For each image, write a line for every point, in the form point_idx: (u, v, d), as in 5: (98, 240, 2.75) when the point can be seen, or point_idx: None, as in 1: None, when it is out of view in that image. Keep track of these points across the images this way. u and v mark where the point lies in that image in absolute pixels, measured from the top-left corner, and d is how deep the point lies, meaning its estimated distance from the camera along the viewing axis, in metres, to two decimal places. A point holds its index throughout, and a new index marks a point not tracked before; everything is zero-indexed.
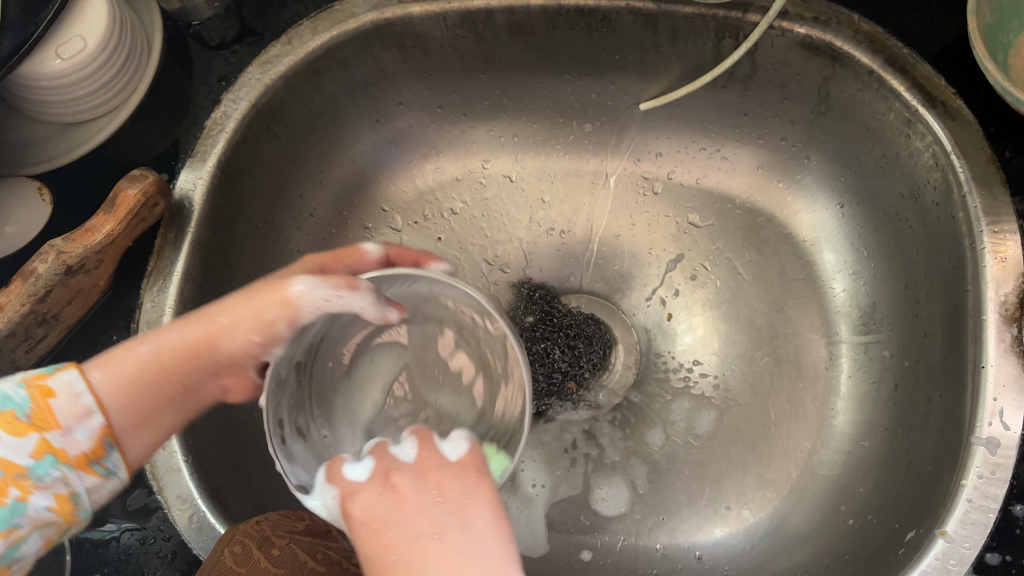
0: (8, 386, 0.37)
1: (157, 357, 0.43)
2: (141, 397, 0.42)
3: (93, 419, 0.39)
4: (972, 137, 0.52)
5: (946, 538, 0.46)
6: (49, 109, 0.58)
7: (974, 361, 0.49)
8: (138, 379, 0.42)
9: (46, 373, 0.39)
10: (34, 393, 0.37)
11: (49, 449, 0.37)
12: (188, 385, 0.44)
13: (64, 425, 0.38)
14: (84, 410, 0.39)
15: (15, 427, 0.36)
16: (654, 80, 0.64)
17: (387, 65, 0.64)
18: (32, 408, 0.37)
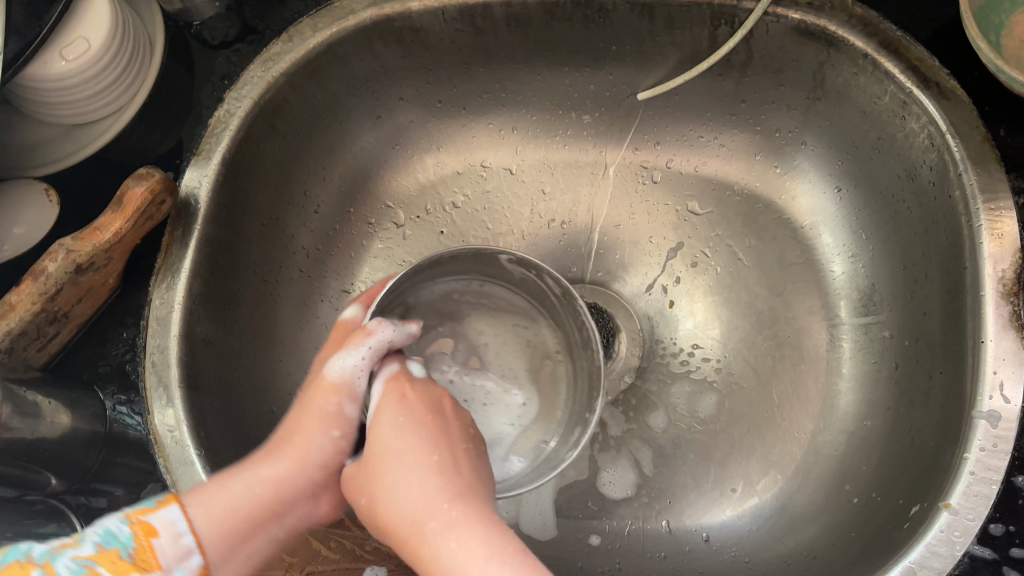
0: (115, 524, 0.37)
1: (251, 495, 0.44)
2: (251, 523, 0.43)
3: (191, 560, 0.39)
4: (967, 117, 0.53)
5: (950, 510, 0.47)
6: (54, 111, 0.59)
7: (974, 336, 0.50)
8: (235, 527, 0.42)
9: (149, 510, 0.39)
10: (138, 531, 0.37)
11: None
12: (285, 515, 0.46)
13: (163, 568, 0.37)
14: (183, 550, 0.38)
15: (124, 568, 0.35)
16: (651, 69, 0.64)
17: (387, 61, 0.65)
18: (138, 547, 0.36)
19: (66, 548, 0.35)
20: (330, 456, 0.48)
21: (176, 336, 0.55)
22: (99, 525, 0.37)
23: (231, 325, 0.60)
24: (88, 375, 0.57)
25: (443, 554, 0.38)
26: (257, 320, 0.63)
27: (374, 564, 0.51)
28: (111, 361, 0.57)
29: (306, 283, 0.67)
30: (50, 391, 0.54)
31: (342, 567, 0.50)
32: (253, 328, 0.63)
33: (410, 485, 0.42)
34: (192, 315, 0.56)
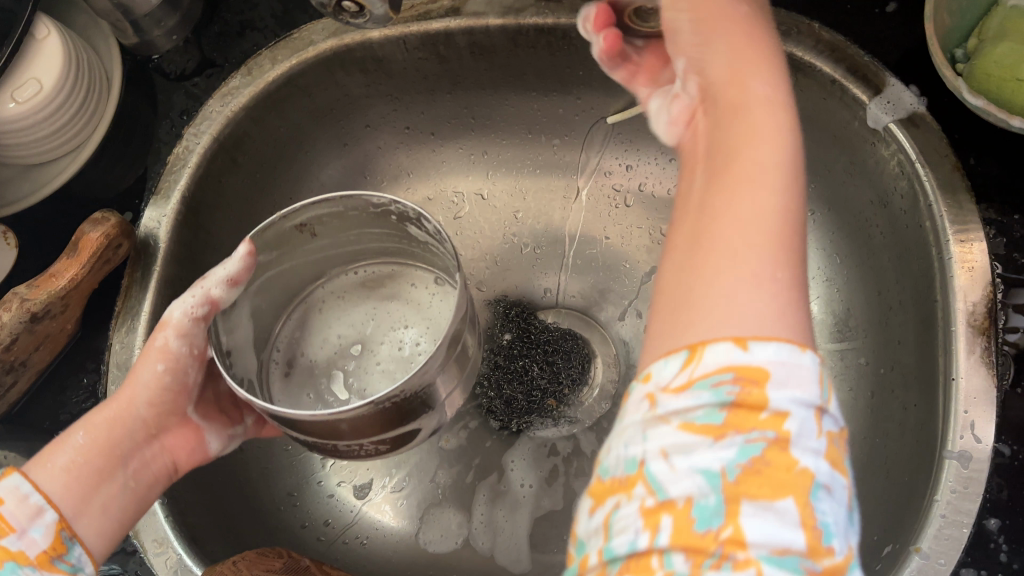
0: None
1: (80, 449, 0.44)
2: (89, 477, 0.43)
3: (44, 517, 0.40)
4: (936, 145, 0.52)
5: (921, 554, 0.46)
6: (11, 152, 0.57)
7: (946, 373, 0.49)
8: (81, 471, 0.43)
9: None
10: None
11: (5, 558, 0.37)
12: (128, 459, 0.46)
13: (19, 528, 0.38)
14: (33, 509, 0.39)
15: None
16: (620, 93, 0.63)
17: (350, 90, 0.63)
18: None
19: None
20: (158, 392, 0.48)
21: None
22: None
23: None
24: (49, 423, 0.56)
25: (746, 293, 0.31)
26: None
27: None
28: (71, 409, 0.56)
29: None
30: None
31: None
32: None
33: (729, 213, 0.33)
34: None
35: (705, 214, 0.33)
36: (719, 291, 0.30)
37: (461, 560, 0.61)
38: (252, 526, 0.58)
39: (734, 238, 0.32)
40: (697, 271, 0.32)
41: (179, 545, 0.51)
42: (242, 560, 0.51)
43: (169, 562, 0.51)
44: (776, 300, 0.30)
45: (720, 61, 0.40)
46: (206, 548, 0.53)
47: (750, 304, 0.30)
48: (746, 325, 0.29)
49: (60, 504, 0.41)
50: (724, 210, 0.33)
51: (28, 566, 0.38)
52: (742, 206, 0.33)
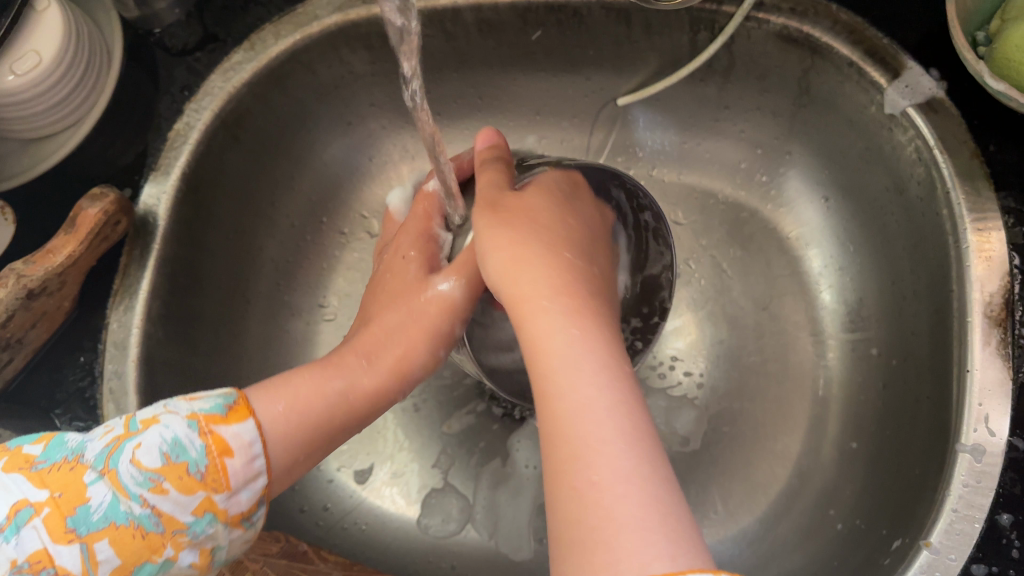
0: (183, 431, 0.39)
1: (336, 394, 0.46)
2: (306, 422, 0.44)
3: (257, 481, 0.41)
4: (955, 130, 0.51)
5: (930, 549, 0.45)
6: (9, 126, 0.56)
7: (960, 364, 0.48)
8: (303, 408, 0.44)
9: (221, 418, 0.40)
10: (209, 444, 0.39)
11: (208, 509, 0.39)
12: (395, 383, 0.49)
13: (231, 489, 0.39)
14: (252, 472, 0.40)
15: (187, 485, 0.38)
16: (631, 74, 0.62)
17: (356, 68, 0.62)
18: (207, 464, 0.39)
19: (122, 449, 0.38)
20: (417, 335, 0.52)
21: (133, 361, 0.53)
22: (167, 426, 0.39)
23: (194, 345, 0.59)
24: (46, 401, 0.55)
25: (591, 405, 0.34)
26: (222, 338, 0.61)
27: None
28: (68, 387, 0.55)
29: (275, 296, 0.66)
30: (4, 420, 0.52)
31: None
32: (218, 347, 0.61)
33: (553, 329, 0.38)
34: (152, 339, 0.55)
35: (563, 398, 0.35)
36: (593, 482, 0.31)
37: (462, 546, 0.60)
38: None
39: (598, 426, 0.33)
40: (582, 458, 0.32)
41: None
42: (238, 544, 0.50)
43: None
44: (629, 477, 0.31)
45: (533, 200, 0.47)
46: None
47: (615, 496, 0.31)
48: (642, 556, 0.29)
49: (277, 456, 0.42)
50: (568, 372, 0.35)
51: (222, 522, 0.39)
52: (594, 389, 0.35)
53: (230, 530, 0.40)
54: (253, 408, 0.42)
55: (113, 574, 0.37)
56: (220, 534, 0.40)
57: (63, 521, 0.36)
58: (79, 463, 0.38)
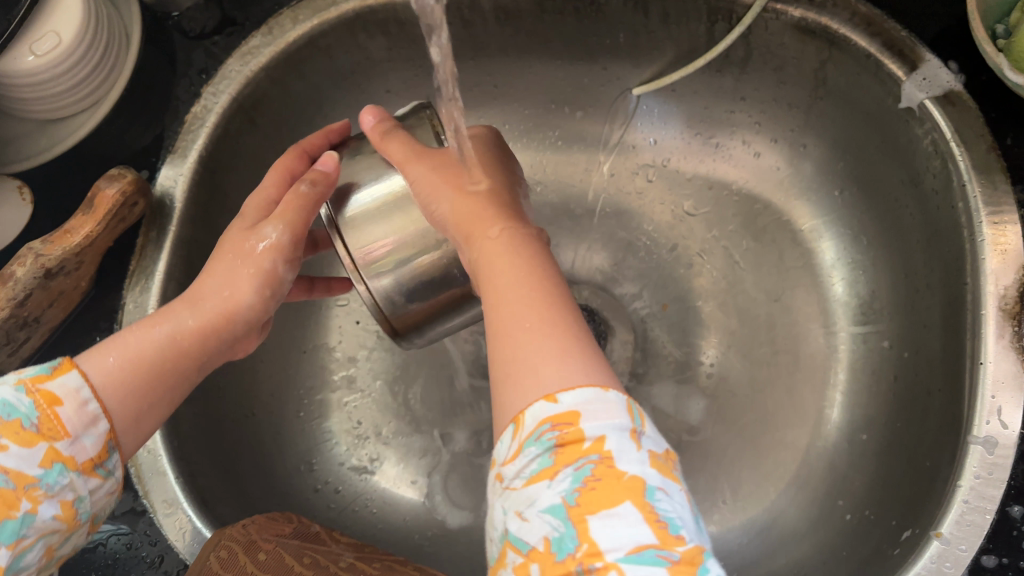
0: (10, 393, 0.39)
1: (148, 346, 0.45)
2: (132, 378, 0.44)
3: (98, 426, 0.41)
4: (972, 124, 0.50)
5: (941, 540, 0.45)
6: (27, 107, 0.56)
7: (973, 356, 0.48)
8: (135, 361, 0.44)
9: (46, 377, 0.41)
10: (39, 400, 0.40)
11: (56, 458, 0.39)
12: (204, 358, 0.48)
13: (72, 434, 0.40)
14: (90, 416, 0.41)
15: (24, 438, 0.39)
16: (647, 64, 0.62)
17: (372, 54, 0.62)
18: (38, 415, 0.39)
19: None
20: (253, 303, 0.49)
21: None
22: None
23: None
24: None
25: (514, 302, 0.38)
26: None
27: None
28: None
29: None
30: None
31: None
32: None
33: (495, 251, 0.42)
34: None
35: (496, 307, 0.39)
36: (530, 364, 0.35)
37: (472, 532, 0.60)
38: (263, 490, 0.57)
39: (533, 324, 0.37)
40: (514, 357, 0.36)
41: (189, 507, 0.51)
42: (252, 524, 0.51)
43: (177, 523, 0.50)
44: (556, 343, 0.36)
45: (421, 172, 0.47)
46: (217, 510, 0.53)
47: (554, 367, 0.35)
48: (567, 381, 0.34)
49: (115, 401, 0.43)
50: (494, 281, 0.40)
51: (75, 469, 0.40)
52: (522, 296, 0.38)
53: (86, 478, 0.41)
54: (82, 368, 0.42)
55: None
56: (77, 484, 0.40)
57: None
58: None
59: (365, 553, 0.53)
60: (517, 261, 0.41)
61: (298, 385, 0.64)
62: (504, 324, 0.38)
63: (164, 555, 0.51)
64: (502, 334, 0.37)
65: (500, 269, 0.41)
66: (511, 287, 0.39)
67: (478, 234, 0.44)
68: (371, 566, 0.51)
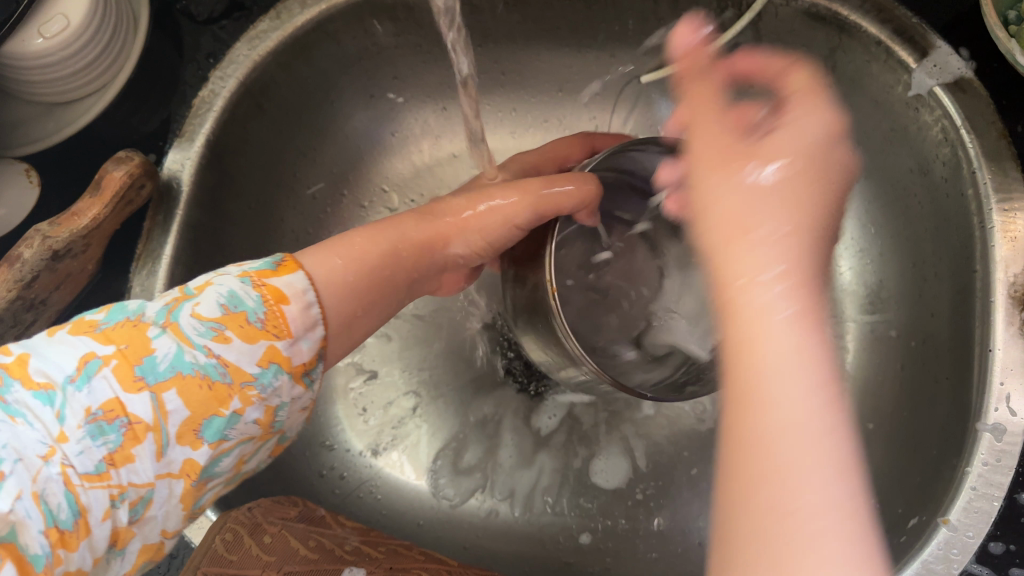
0: (238, 285, 0.39)
1: (389, 246, 0.47)
2: (374, 263, 0.46)
3: (315, 331, 0.41)
4: (983, 111, 0.50)
5: (948, 526, 0.45)
6: (36, 90, 0.56)
7: (982, 344, 0.48)
8: (365, 260, 0.45)
9: (272, 273, 0.41)
10: (265, 295, 0.40)
11: (274, 358, 0.39)
12: (413, 280, 0.50)
13: (294, 335, 0.40)
14: (310, 320, 0.41)
15: (250, 332, 0.38)
16: (655, 51, 0.62)
17: (380, 39, 0.62)
18: (265, 311, 0.39)
19: (182, 306, 0.39)
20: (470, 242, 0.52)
21: None
22: (221, 283, 0.40)
23: None
24: None
25: (755, 289, 0.34)
26: None
27: (351, 565, 0.48)
28: None
29: None
30: None
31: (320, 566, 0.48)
32: None
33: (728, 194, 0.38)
34: None
35: (762, 376, 0.32)
36: (794, 488, 0.29)
37: (476, 518, 0.61)
38: (268, 474, 0.57)
39: (782, 385, 0.31)
40: (767, 400, 0.31)
41: None
42: (258, 507, 0.51)
43: None
44: (815, 460, 0.30)
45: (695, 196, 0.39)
46: (222, 494, 0.53)
47: (808, 494, 0.29)
48: (830, 566, 0.28)
49: (330, 310, 0.43)
50: (757, 339, 0.32)
51: (287, 372, 0.40)
52: (782, 362, 0.32)
53: (294, 383, 0.41)
54: (300, 263, 0.42)
55: (184, 426, 0.37)
56: (285, 387, 0.40)
57: (131, 369, 0.36)
58: (142, 321, 0.38)
59: (370, 537, 0.53)
60: (771, 250, 0.35)
61: None
62: (745, 347, 0.33)
63: (170, 536, 0.52)
64: (746, 363, 0.32)
65: (746, 255, 0.35)
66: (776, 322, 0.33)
67: (737, 239, 0.36)
68: (376, 550, 0.51)
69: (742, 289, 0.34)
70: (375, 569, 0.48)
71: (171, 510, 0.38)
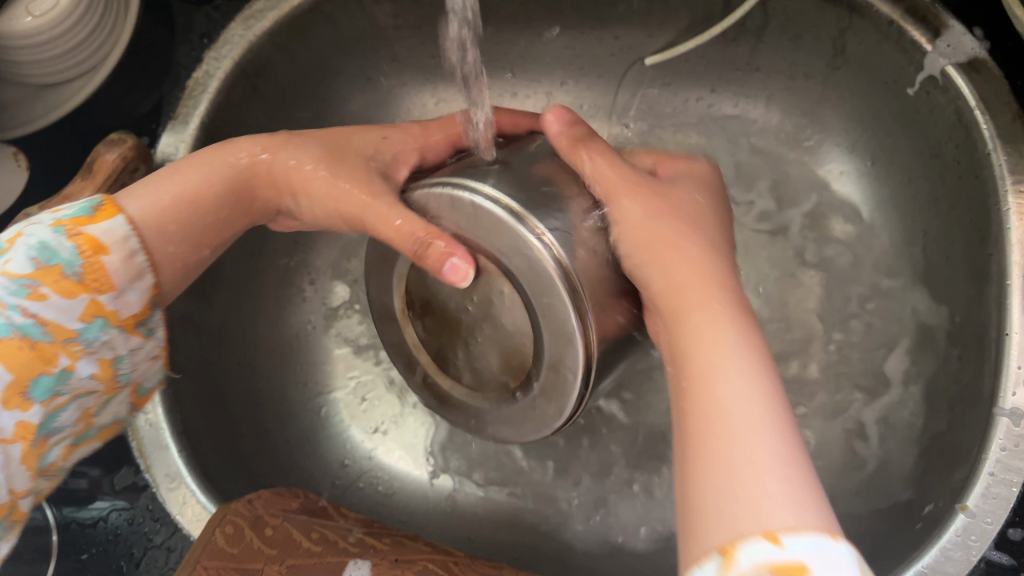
0: (49, 235, 0.40)
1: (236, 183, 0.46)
2: (189, 211, 0.44)
3: (144, 281, 0.43)
4: (998, 91, 0.49)
5: (967, 512, 0.44)
6: (24, 71, 0.53)
7: (999, 327, 0.47)
8: (203, 207, 0.45)
9: (88, 219, 0.41)
10: (81, 245, 0.40)
11: (98, 313, 0.41)
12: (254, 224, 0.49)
13: (118, 288, 0.42)
14: (136, 271, 0.42)
15: (68, 288, 0.40)
16: (660, 32, 0.61)
17: (378, 20, 0.61)
18: (82, 263, 0.40)
19: None
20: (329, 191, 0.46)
21: None
22: (30, 234, 0.40)
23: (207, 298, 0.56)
24: None
25: (742, 425, 0.30)
26: None
27: (357, 557, 0.47)
28: None
29: None
30: None
31: (325, 560, 0.46)
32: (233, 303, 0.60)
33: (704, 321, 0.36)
34: None
35: (713, 420, 0.31)
36: (732, 406, 0.31)
37: (480, 510, 0.59)
38: (267, 468, 0.56)
39: (749, 471, 0.29)
40: (713, 397, 0.32)
41: (193, 482, 0.49)
42: (257, 499, 0.49)
43: (181, 497, 0.49)
44: (779, 483, 0.28)
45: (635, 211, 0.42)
46: (221, 487, 0.51)
47: (744, 413, 0.31)
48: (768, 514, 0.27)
49: (155, 247, 0.43)
50: (718, 409, 0.31)
51: (115, 325, 0.42)
52: (718, 342, 0.35)
53: (126, 335, 0.43)
54: (122, 207, 0.42)
55: (10, 391, 0.38)
56: (117, 340, 0.43)
57: None
58: None
59: (373, 529, 0.51)
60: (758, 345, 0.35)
61: (301, 359, 0.62)
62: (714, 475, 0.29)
63: (168, 531, 0.50)
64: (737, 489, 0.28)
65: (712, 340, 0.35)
66: (742, 430, 0.30)
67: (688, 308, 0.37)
68: (380, 541, 0.50)
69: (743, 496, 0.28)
70: (381, 560, 0.47)
71: (16, 472, 0.40)
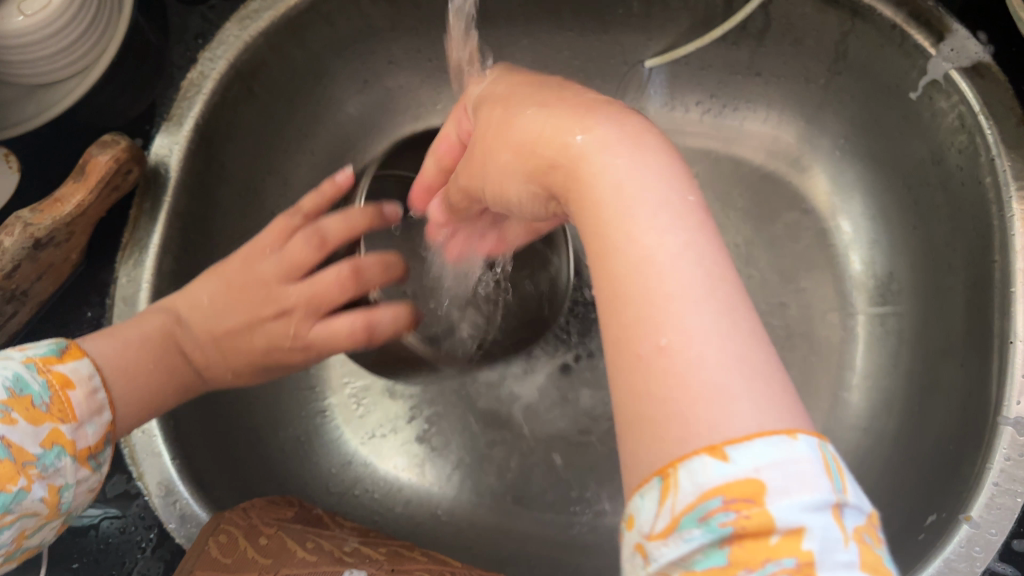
0: (23, 370, 0.39)
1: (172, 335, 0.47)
2: (141, 360, 0.45)
3: (101, 417, 0.42)
4: (1002, 97, 0.48)
5: (971, 523, 0.43)
6: (16, 70, 0.52)
7: (1002, 335, 0.46)
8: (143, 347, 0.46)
9: (55, 359, 0.41)
10: (51, 380, 0.40)
11: (58, 440, 0.39)
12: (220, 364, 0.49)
13: (79, 420, 0.40)
14: (95, 406, 0.41)
15: (35, 416, 0.39)
16: (659, 35, 0.60)
17: (375, 22, 0.60)
18: (51, 396, 0.39)
19: None
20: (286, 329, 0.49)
21: None
22: (5, 366, 0.39)
23: None
24: None
25: (675, 315, 0.24)
26: None
27: (353, 566, 0.46)
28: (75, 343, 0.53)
29: None
30: None
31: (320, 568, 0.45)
32: None
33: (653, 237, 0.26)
34: (162, 296, 0.53)
35: (648, 318, 0.24)
36: (671, 316, 0.24)
37: (477, 517, 0.58)
38: (260, 474, 0.55)
39: (691, 377, 0.23)
40: (634, 295, 0.25)
41: (186, 490, 0.49)
42: (252, 508, 0.49)
43: (173, 506, 0.48)
44: (733, 376, 0.23)
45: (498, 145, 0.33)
46: (214, 494, 0.51)
47: (671, 279, 0.25)
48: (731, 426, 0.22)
49: (116, 385, 0.43)
50: (639, 288, 0.25)
51: (71, 455, 0.40)
52: (632, 227, 0.26)
53: (77, 468, 0.40)
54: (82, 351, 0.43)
55: None
56: (69, 471, 0.40)
57: None
58: None
59: (369, 539, 0.51)
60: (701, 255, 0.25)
61: None
62: (649, 388, 0.24)
63: (161, 538, 0.50)
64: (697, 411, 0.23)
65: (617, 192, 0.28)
66: (663, 306, 0.24)
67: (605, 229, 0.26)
68: (376, 550, 0.49)
69: (692, 415, 0.23)
70: (377, 568, 0.46)
71: None
